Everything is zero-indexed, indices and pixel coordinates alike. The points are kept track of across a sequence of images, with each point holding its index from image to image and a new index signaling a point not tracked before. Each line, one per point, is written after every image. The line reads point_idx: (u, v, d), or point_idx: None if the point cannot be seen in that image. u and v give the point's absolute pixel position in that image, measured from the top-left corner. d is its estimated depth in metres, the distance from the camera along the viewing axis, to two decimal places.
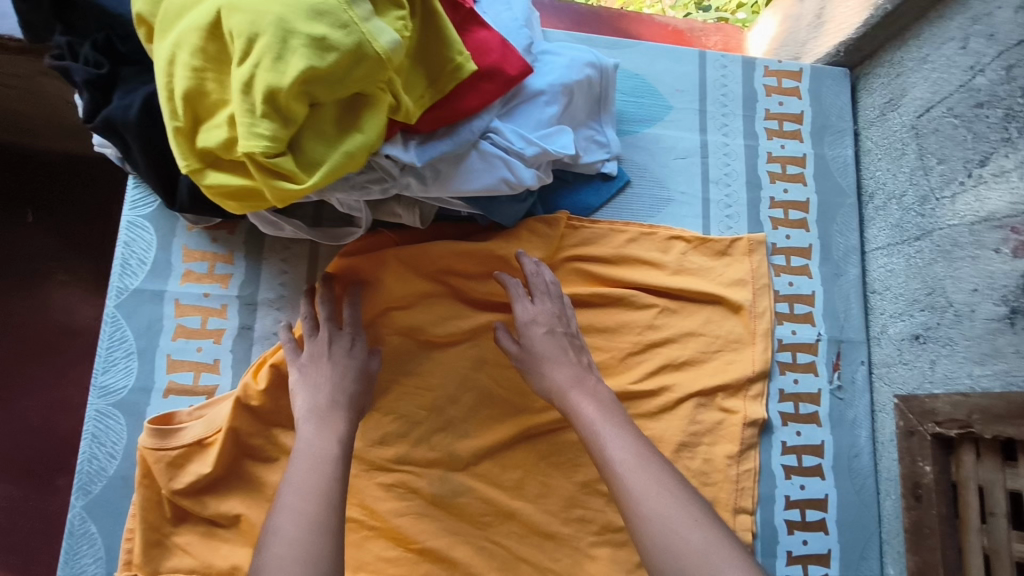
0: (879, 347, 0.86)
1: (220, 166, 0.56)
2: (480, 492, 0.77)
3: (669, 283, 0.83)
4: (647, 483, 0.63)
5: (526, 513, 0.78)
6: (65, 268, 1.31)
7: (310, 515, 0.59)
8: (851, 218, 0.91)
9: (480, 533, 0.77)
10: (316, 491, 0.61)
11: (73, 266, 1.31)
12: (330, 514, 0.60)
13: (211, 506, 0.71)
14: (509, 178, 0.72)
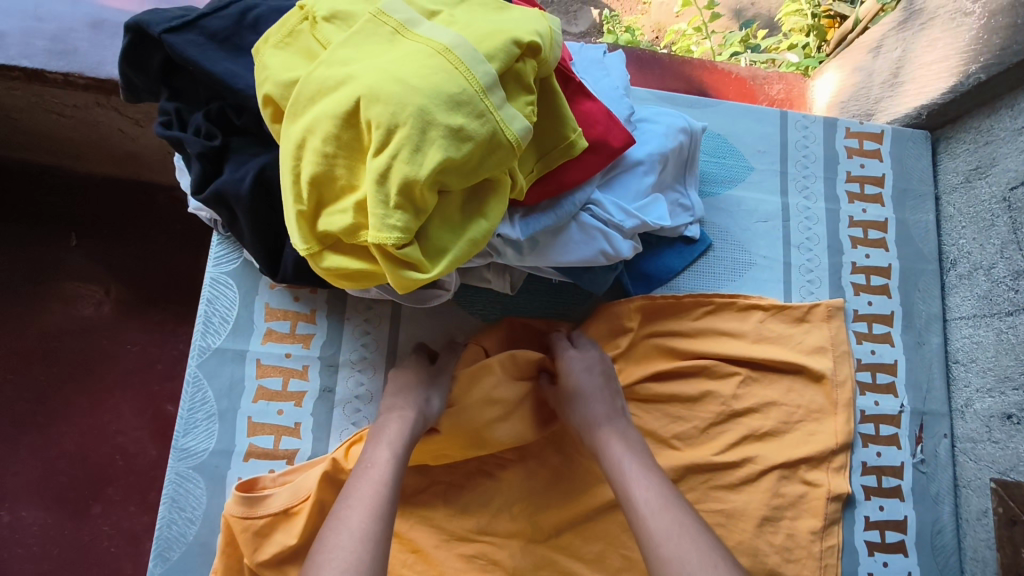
0: (963, 421, 0.84)
1: (339, 248, 0.55)
2: (561, 565, 0.76)
3: (751, 352, 0.81)
4: (668, 524, 0.62)
5: None
6: (104, 294, 1.28)
7: (357, 527, 0.59)
8: (932, 285, 0.90)
9: None
10: (369, 503, 0.61)
11: (111, 292, 1.28)
12: (380, 522, 0.60)
13: None
14: (608, 250, 0.70)
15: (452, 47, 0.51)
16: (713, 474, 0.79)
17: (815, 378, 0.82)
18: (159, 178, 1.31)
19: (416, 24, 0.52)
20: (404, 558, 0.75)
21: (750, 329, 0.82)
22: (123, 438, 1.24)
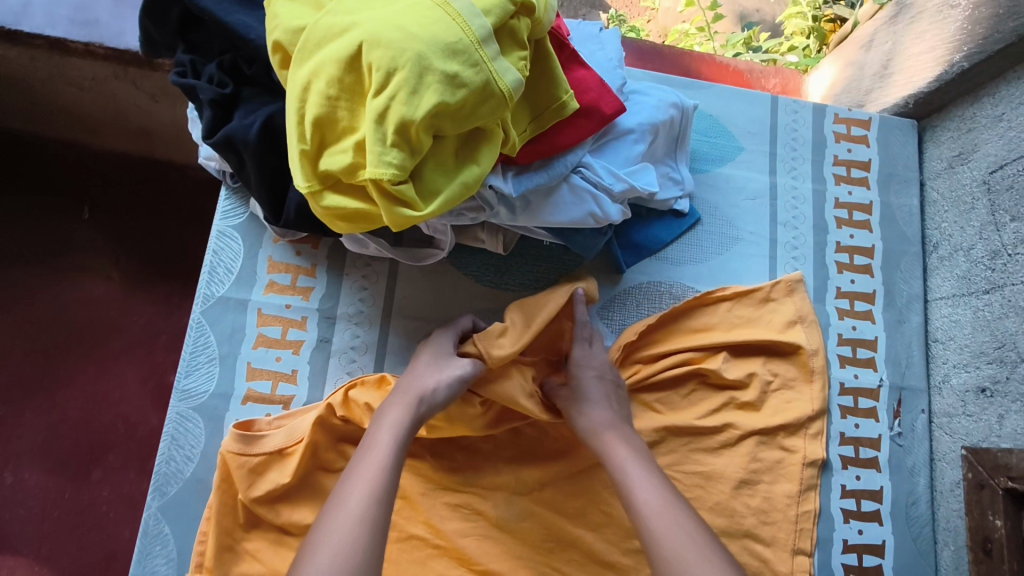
0: (940, 396, 0.87)
1: (339, 189, 0.58)
2: (543, 517, 0.78)
3: (724, 339, 0.83)
4: (670, 526, 0.64)
5: (587, 541, 0.77)
6: (112, 265, 1.32)
7: (353, 511, 0.60)
8: (915, 267, 0.92)
9: (541, 559, 0.77)
10: (368, 487, 0.62)
11: (120, 263, 1.32)
12: (374, 508, 0.61)
13: (284, 514, 0.72)
14: (597, 213, 0.74)
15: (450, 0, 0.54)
16: (693, 437, 0.82)
17: (795, 349, 0.84)
18: (170, 155, 1.35)
19: None
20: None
21: (734, 300, 0.85)
22: (125, 406, 1.27)
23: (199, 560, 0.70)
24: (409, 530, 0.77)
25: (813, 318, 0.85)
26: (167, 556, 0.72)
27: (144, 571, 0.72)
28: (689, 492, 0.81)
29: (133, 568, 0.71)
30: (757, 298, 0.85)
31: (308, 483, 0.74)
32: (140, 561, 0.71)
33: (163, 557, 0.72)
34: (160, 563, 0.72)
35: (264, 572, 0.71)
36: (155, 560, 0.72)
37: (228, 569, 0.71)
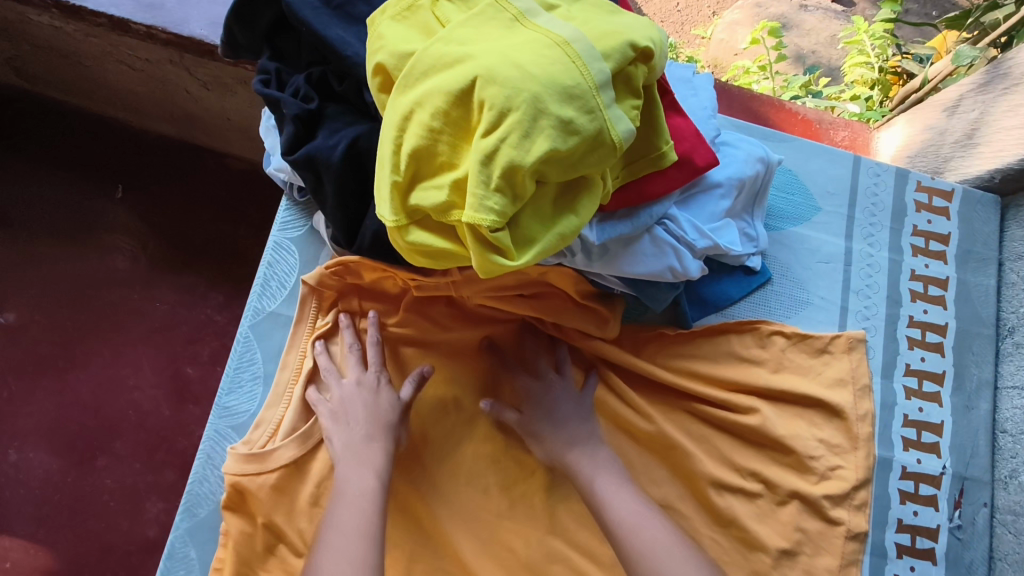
0: (1006, 491, 0.82)
1: (425, 225, 0.54)
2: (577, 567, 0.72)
3: (773, 383, 0.80)
4: (650, 546, 0.67)
5: None
6: (141, 248, 1.28)
7: (354, 555, 0.59)
8: (987, 349, 0.88)
9: None
10: (360, 531, 0.61)
11: (150, 247, 1.29)
12: (374, 549, 0.60)
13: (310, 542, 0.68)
14: (676, 267, 0.70)
15: (572, 40, 0.51)
16: (743, 503, 0.77)
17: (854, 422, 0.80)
18: (213, 143, 1.32)
19: (535, 15, 0.53)
20: (417, 536, 0.72)
21: (793, 341, 0.83)
22: (138, 394, 1.22)
23: None
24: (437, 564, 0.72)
25: (865, 382, 0.82)
26: None
27: None
28: (729, 556, 0.76)
29: None
30: (814, 346, 0.83)
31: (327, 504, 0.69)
32: None
33: None
34: None
35: None
36: None
37: None
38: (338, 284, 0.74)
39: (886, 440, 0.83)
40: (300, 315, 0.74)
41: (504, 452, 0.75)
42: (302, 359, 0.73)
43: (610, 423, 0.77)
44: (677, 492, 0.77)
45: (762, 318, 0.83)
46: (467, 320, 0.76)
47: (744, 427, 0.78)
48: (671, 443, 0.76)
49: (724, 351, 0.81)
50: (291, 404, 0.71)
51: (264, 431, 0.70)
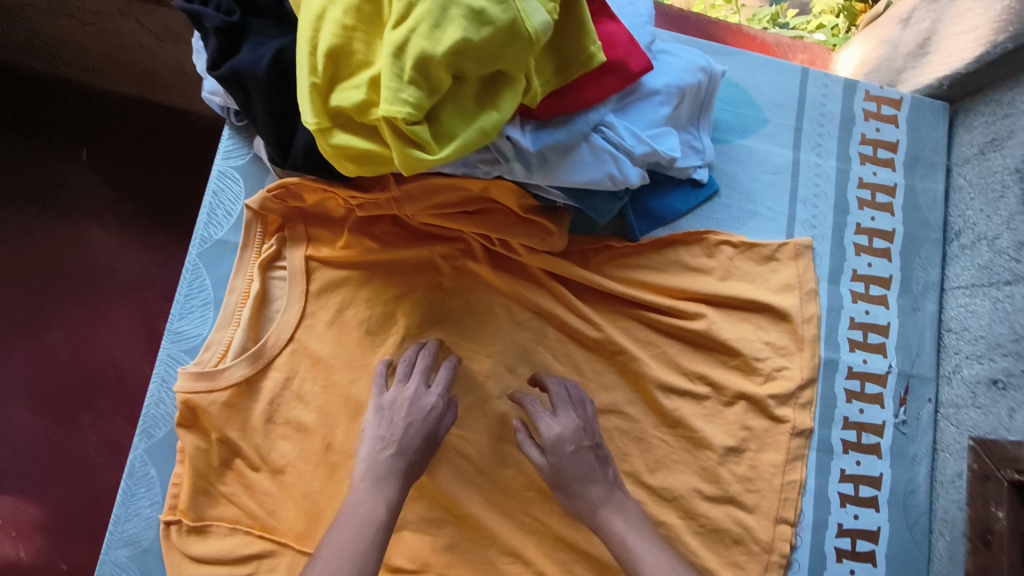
0: (949, 386, 0.85)
1: (349, 128, 0.55)
2: (528, 467, 0.76)
3: (719, 290, 0.82)
4: None
5: None
6: (113, 210, 1.28)
7: None
8: (934, 253, 0.90)
9: (520, 508, 0.76)
10: (353, 555, 0.61)
11: (121, 210, 1.28)
12: None
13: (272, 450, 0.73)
14: (615, 174, 0.70)
15: None
16: (690, 405, 0.80)
17: (791, 324, 0.84)
18: (174, 100, 1.30)
19: None
20: None
21: (740, 250, 0.85)
22: (117, 351, 1.24)
23: (174, 502, 0.70)
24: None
25: (811, 286, 0.85)
26: (152, 499, 0.71)
27: (127, 512, 0.71)
28: (677, 454, 0.79)
29: (117, 507, 0.71)
30: (761, 254, 0.85)
31: (282, 419, 0.74)
32: (125, 501, 0.71)
33: (147, 500, 0.71)
34: (145, 505, 0.71)
35: (240, 515, 0.72)
36: (139, 502, 0.71)
37: (202, 511, 0.71)
38: (279, 208, 0.75)
39: (832, 342, 0.85)
40: (246, 240, 0.76)
41: (455, 360, 0.78)
42: (249, 284, 0.75)
43: (558, 330, 0.80)
44: (627, 396, 0.80)
45: (710, 229, 0.85)
46: (412, 237, 0.78)
47: (689, 332, 0.81)
48: (619, 348, 0.79)
49: (672, 261, 0.83)
50: (240, 325, 0.74)
51: (214, 352, 0.73)
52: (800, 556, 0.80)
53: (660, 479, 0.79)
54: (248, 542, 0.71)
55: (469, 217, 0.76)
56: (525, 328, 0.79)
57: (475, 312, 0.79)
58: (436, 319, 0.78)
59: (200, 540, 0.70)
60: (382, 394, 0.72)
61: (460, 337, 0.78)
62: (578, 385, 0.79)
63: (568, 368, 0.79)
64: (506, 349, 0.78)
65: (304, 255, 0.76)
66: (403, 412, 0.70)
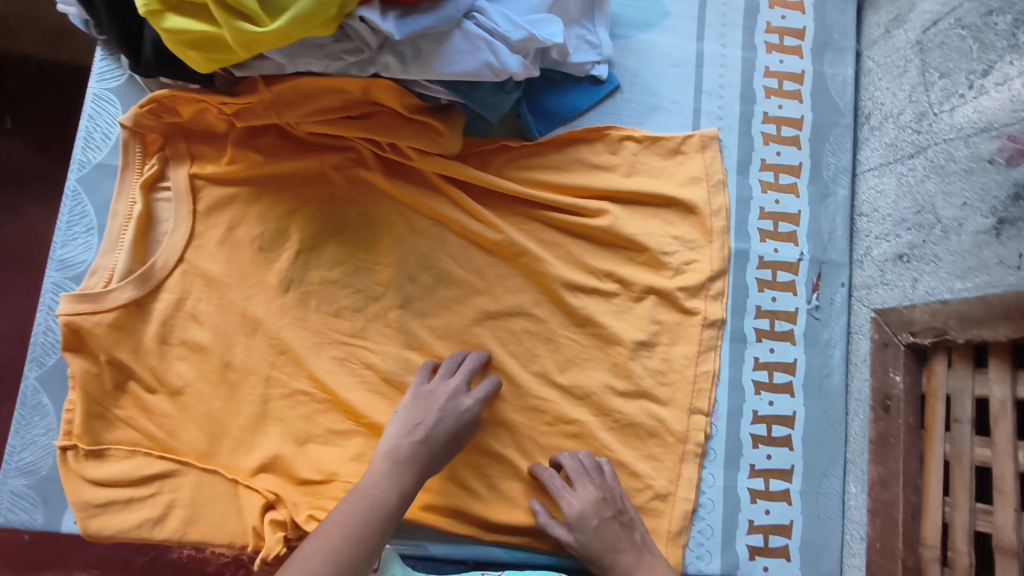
0: (861, 269, 0.84)
1: (182, 10, 0.53)
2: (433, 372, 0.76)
3: (623, 186, 0.81)
4: None
5: None
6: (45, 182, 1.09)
7: (337, 554, 0.59)
8: (845, 138, 0.88)
9: None
10: (351, 532, 0.60)
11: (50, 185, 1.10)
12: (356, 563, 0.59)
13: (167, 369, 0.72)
14: (493, 63, 0.67)
15: None
16: (599, 302, 0.79)
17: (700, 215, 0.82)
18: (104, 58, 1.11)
19: None
20: (272, 360, 0.74)
21: (645, 144, 0.83)
22: None
23: (68, 428, 0.70)
24: (293, 385, 0.74)
25: (719, 178, 0.83)
26: (47, 427, 0.72)
27: (22, 440, 0.71)
28: (587, 352, 0.79)
29: (12, 435, 0.71)
30: (667, 148, 0.83)
31: (177, 339, 0.73)
32: (19, 430, 0.71)
33: (42, 428, 0.71)
34: (39, 433, 0.71)
35: (139, 438, 0.71)
36: (33, 430, 0.71)
37: (99, 436, 0.71)
38: (154, 124, 0.72)
39: (742, 233, 0.84)
40: (124, 161, 0.73)
41: (354, 272, 0.76)
42: (132, 207, 0.73)
43: (459, 235, 0.78)
44: (533, 297, 0.79)
45: (610, 126, 0.83)
46: (300, 147, 0.76)
47: (594, 229, 0.79)
48: (521, 249, 0.78)
49: (574, 159, 0.81)
50: (124, 249, 0.72)
51: (100, 278, 0.72)
52: (715, 445, 0.80)
53: (571, 377, 0.78)
54: (147, 464, 0.71)
55: (353, 122, 0.74)
56: (424, 236, 0.77)
57: (370, 222, 0.77)
58: (332, 231, 0.76)
59: (98, 465, 0.70)
60: (422, 385, 0.72)
61: (358, 249, 0.76)
62: (482, 289, 0.78)
63: (469, 272, 0.78)
64: (405, 259, 0.77)
65: (187, 173, 0.74)
66: (434, 408, 0.70)
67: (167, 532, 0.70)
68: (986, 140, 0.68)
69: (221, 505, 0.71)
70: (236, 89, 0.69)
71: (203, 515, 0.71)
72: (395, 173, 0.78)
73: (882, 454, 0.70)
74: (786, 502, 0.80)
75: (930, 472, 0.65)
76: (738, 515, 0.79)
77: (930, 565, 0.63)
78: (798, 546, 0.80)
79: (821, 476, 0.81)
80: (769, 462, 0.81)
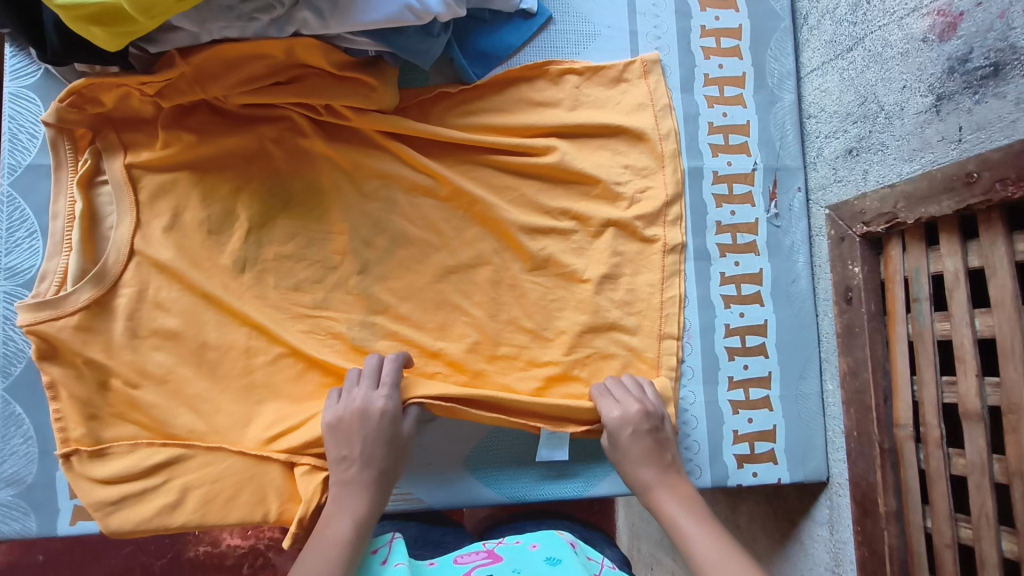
0: (815, 171, 0.84)
1: None
2: (402, 332, 0.76)
3: (569, 119, 0.79)
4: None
5: (451, 352, 0.76)
6: None
7: None
8: (785, 42, 0.87)
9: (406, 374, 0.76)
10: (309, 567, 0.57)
11: None
12: None
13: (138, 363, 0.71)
14: (414, 5, 0.63)
15: None
16: (557, 241, 0.79)
17: (647, 139, 0.81)
18: None
19: None
20: (241, 339, 0.73)
21: (586, 76, 0.82)
22: None
23: None
24: (266, 361, 0.74)
25: (665, 102, 0.82)
26: (25, 435, 0.71)
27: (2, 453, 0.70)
28: (553, 293, 0.78)
29: None
30: (609, 77, 0.82)
31: (144, 328, 0.71)
32: None
33: (20, 437, 0.71)
34: (18, 443, 0.70)
35: (119, 435, 0.70)
36: (12, 441, 0.70)
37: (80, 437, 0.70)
38: (80, 118, 0.69)
39: (694, 150, 0.84)
40: (56, 161, 0.71)
41: (309, 245, 0.75)
42: (71, 206, 0.71)
43: (408, 191, 0.77)
44: (492, 246, 0.79)
45: (549, 60, 0.81)
46: (233, 123, 0.74)
47: (545, 167, 0.79)
48: (473, 198, 0.77)
49: (516, 100, 0.80)
50: (73, 250, 0.70)
51: (50, 283, 0.70)
52: (693, 363, 0.81)
53: (540, 318, 0.78)
54: (151, 454, 0.69)
55: (284, 88, 0.72)
56: (373, 198, 0.76)
57: (320, 190, 0.76)
58: (285, 203, 0.75)
59: (102, 463, 0.69)
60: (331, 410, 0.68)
61: (309, 219, 0.75)
62: (440, 245, 0.77)
63: (424, 228, 0.77)
64: (357, 224, 0.76)
65: (122, 164, 0.71)
66: (349, 431, 0.66)
67: (188, 514, 0.68)
68: (918, 19, 0.67)
69: (230, 480, 0.70)
70: (153, 68, 0.67)
71: (217, 492, 0.69)
72: (337, 135, 0.76)
73: (850, 345, 0.72)
74: (767, 409, 0.81)
75: (896, 354, 0.66)
76: (723, 427, 0.80)
77: (904, 443, 0.65)
78: (784, 449, 0.81)
79: (798, 378, 0.82)
80: (746, 372, 0.81)
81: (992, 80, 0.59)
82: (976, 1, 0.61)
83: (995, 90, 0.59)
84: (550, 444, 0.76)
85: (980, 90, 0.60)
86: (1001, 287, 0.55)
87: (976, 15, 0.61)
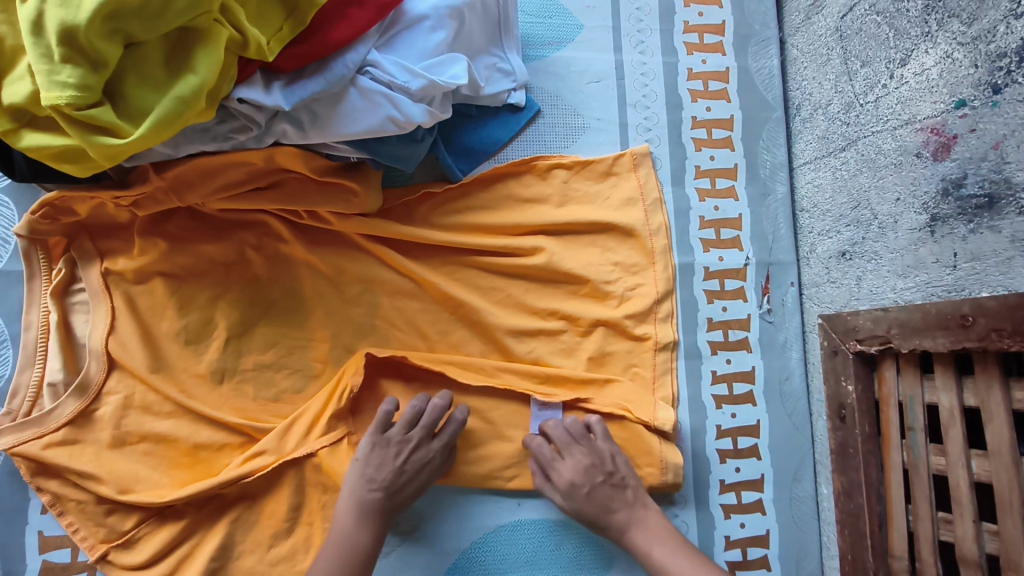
0: (808, 267, 0.83)
1: (37, 123, 0.49)
2: None
3: (558, 217, 0.78)
4: None
5: None
6: None
7: None
8: (778, 132, 0.86)
9: None
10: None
11: None
12: None
13: None
14: (396, 117, 0.62)
15: None
16: (545, 343, 0.77)
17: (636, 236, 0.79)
18: None
19: None
20: (218, 450, 0.71)
21: (575, 170, 0.80)
22: None
23: None
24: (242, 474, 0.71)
25: (655, 196, 0.80)
26: None
27: None
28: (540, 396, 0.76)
29: None
30: (599, 171, 0.81)
31: (121, 438, 0.69)
32: None
33: None
34: None
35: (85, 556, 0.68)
36: None
37: None
38: (51, 228, 0.68)
39: (684, 246, 0.82)
40: (30, 271, 0.70)
41: (288, 352, 0.74)
42: (45, 316, 0.70)
43: (393, 295, 0.75)
44: (478, 347, 0.77)
45: (537, 155, 0.80)
46: (211, 228, 0.72)
47: (533, 267, 0.77)
48: (459, 301, 0.75)
49: (503, 196, 0.78)
50: (50, 362, 0.69)
51: (23, 398, 0.69)
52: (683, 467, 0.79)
53: (527, 423, 0.76)
54: None
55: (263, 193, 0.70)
56: (356, 304, 0.75)
57: (304, 295, 0.75)
58: (265, 309, 0.74)
59: (130, 551, 0.69)
60: (366, 455, 0.69)
61: (289, 325, 0.74)
62: (425, 349, 0.76)
63: (408, 331, 0.76)
64: (339, 330, 0.75)
65: (99, 272, 0.70)
66: (389, 467, 0.68)
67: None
68: (912, 133, 0.66)
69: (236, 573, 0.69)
70: (129, 180, 0.65)
71: None
72: (318, 237, 0.75)
73: (844, 465, 0.71)
74: (760, 513, 0.79)
75: (890, 481, 0.64)
76: (714, 533, 0.78)
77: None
78: (777, 555, 0.79)
79: (792, 480, 0.80)
80: (738, 475, 0.79)
81: (987, 211, 0.57)
82: (970, 126, 0.59)
83: (991, 222, 0.57)
84: (543, 417, 0.76)
85: (975, 219, 0.58)
86: (997, 434, 0.53)
87: (971, 140, 0.59)
